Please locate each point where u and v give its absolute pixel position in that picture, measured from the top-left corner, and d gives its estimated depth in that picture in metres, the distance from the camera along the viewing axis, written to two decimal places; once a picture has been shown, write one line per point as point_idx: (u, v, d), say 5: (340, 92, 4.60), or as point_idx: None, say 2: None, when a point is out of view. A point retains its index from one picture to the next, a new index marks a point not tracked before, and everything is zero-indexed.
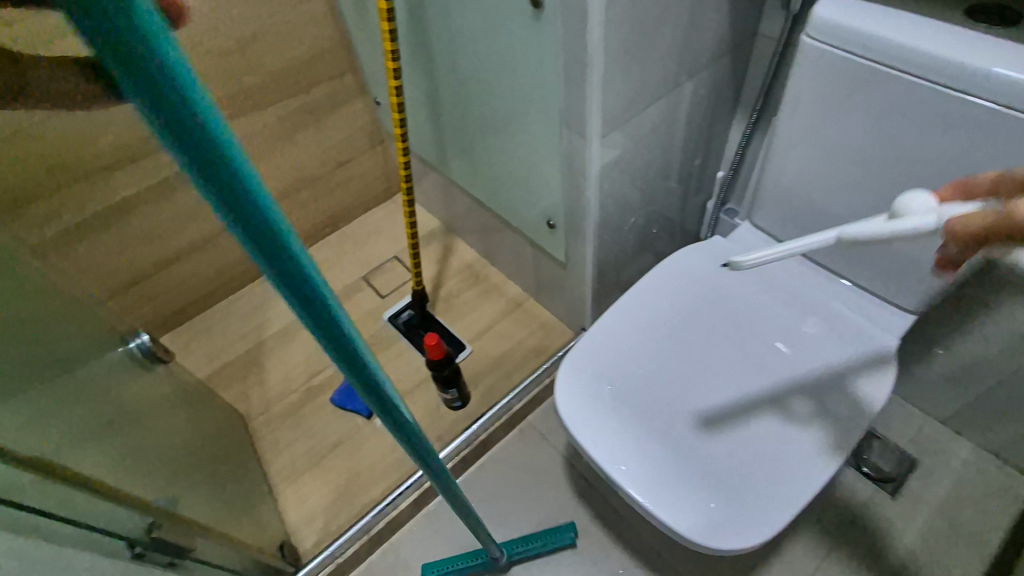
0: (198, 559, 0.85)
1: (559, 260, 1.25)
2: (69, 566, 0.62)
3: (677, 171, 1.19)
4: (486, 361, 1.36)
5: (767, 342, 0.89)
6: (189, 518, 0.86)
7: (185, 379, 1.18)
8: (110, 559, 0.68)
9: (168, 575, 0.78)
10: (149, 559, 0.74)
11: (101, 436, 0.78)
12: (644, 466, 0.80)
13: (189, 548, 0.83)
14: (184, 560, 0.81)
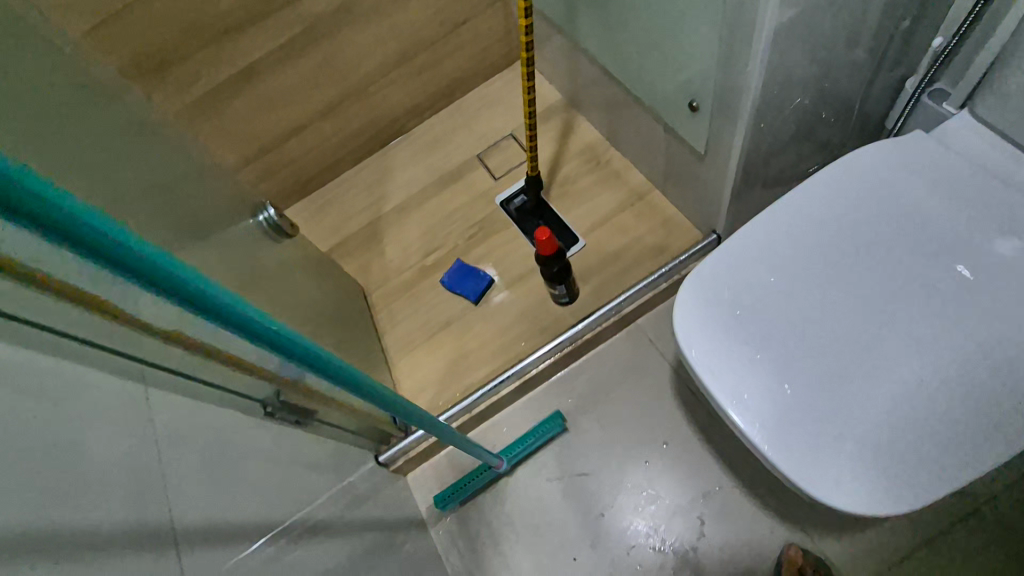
0: (323, 420, 0.94)
1: (696, 151, 1.08)
2: (210, 417, 0.71)
3: (875, 38, 0.91)
4: (600, 257, 1.28)
5: (956, 278, 0.72)
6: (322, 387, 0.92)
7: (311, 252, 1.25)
8: (246, 416, 0.77)
9: (294, 429, 0.88)
10: (278, 416, 0.83)
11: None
12: (768, 404, 0.71)
13: (317, 411, 0.91)
14: (310, 418, 0.91)
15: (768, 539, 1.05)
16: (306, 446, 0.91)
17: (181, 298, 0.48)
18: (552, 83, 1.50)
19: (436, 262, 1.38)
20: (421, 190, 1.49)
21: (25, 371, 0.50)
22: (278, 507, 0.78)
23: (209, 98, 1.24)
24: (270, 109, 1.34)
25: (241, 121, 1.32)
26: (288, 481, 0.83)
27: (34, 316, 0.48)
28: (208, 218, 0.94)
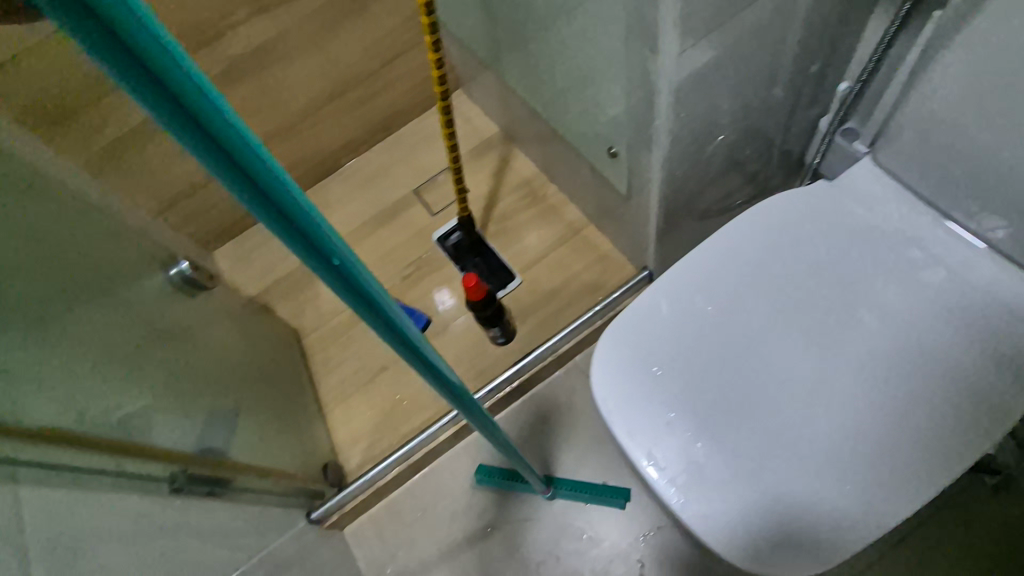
0: (239, 488, 0.93)
1: (622, 192, 1.08)
2: (110, 507, 0.67)
3: (784, 82, 0.92)
4: (537, 295, 1.27)
5: (856, 320, 0.72)
6: (228, 459, 0.93)
7: (231, 305, 1.21)
8: (150, 498, 0.74)
9: (209, 502, 0.84)
10: (188, 492, 0.80)
11: (130, 387, 0.80)
12: (683, 463, 0.70)
13: (228, 478, 0.90)
14: (224, 488, 0.88)
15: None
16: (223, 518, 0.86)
17: (287, 231, 0.34)
18: (489, 116, 1.49)
19: None
20: (358, 228, 1.46)
21: None
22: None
23: (120, 145, 1.14)
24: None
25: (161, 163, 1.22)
26: (204, 555, 0.81)
27: None
28: (102, 285, 0.89)
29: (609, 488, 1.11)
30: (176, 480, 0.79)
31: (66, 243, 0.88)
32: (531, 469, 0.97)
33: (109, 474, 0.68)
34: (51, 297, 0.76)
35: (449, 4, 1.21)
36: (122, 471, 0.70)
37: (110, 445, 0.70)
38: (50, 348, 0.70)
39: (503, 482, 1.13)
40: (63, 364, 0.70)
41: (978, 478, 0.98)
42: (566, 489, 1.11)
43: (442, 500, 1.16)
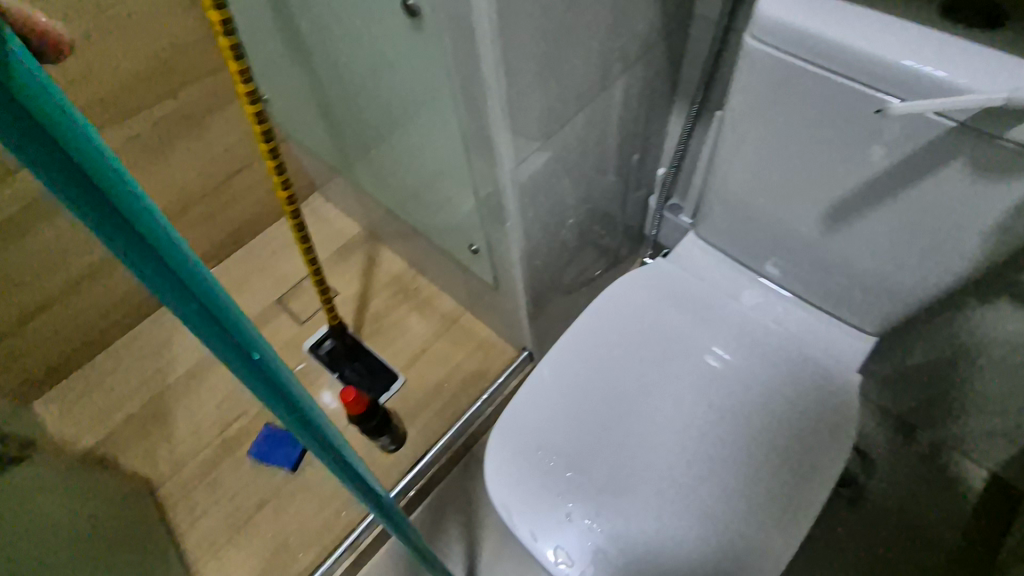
0: None
1: (489, 281, 1.12)
2: None
3: (612, 171, 1.04)
4: (423, 391, 1.24)
5: (708, 375, 0.80)
6: None
7: (58, 467, 1.02)
8: None
9: None
10: None
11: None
12: (588, 555, 0.70)
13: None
14: None
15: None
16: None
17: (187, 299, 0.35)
18: (350, 217, 1.49)
19: (240, 431, 1.22)
20: None
21: None
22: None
23: None
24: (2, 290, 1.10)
25: None
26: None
27: None
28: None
29: None
30: None
31: None
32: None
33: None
34: None
35: (293, 119, 1.22)
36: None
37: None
38: None
39: None
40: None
41: (837, 492, 1.08)
42: None
43: None
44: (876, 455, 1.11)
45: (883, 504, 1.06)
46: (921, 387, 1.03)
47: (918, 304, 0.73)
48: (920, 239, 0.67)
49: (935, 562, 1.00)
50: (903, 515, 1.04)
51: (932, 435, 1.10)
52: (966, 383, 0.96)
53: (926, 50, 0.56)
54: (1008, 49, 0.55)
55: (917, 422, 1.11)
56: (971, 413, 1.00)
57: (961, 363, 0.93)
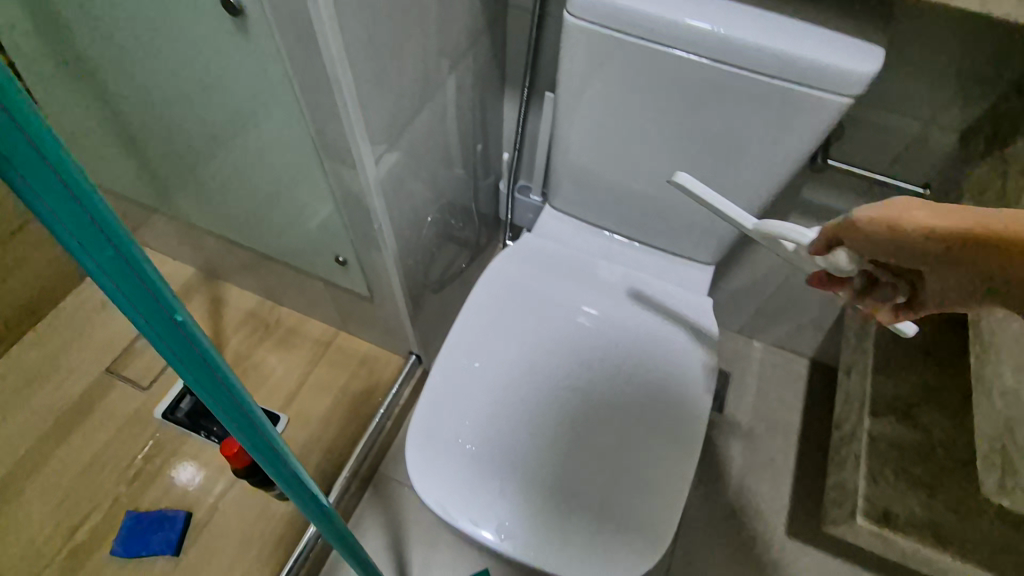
0: None
1: (361, 293, 1.08)
2: None
3: (461, 163, 1.07)
4: (312, 425, 1.15)
5: (591, 324, 0.86)
6: None
7: None
8: None
9: None
10: None
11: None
12: (530, 521, 0.72)
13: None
14: None
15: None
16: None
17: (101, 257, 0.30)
18: (179, 259, 1.32)
19: (93, 531, 1.02)
20: (32, 448, 1.09)
21: None
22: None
23: None
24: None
25: None
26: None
27: None
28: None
29: None
30: None
31: None
32: None
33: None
34: None
35: (86, 157, 1.04)
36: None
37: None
38: None
39: None
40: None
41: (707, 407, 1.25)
42: None
43: None
44: (729, 369, 1.30)
45: (745, 404, 1.25)
46: (748, 304, 1.24)
47: (740, 228, 0.88)
48: (732, 175, 0.80)
49: (788, 441, 1.21)
50: (759, 411, 1.24)
51: (765, 341, 1.32)
52: (779, 291, 1.17)
53: (711, 14, 0.67)
54: (764, 9, 0.69)
55: (751, 333, 1.32)
56: (787, 315, 1.22)
57: (773, 276, 1.14)
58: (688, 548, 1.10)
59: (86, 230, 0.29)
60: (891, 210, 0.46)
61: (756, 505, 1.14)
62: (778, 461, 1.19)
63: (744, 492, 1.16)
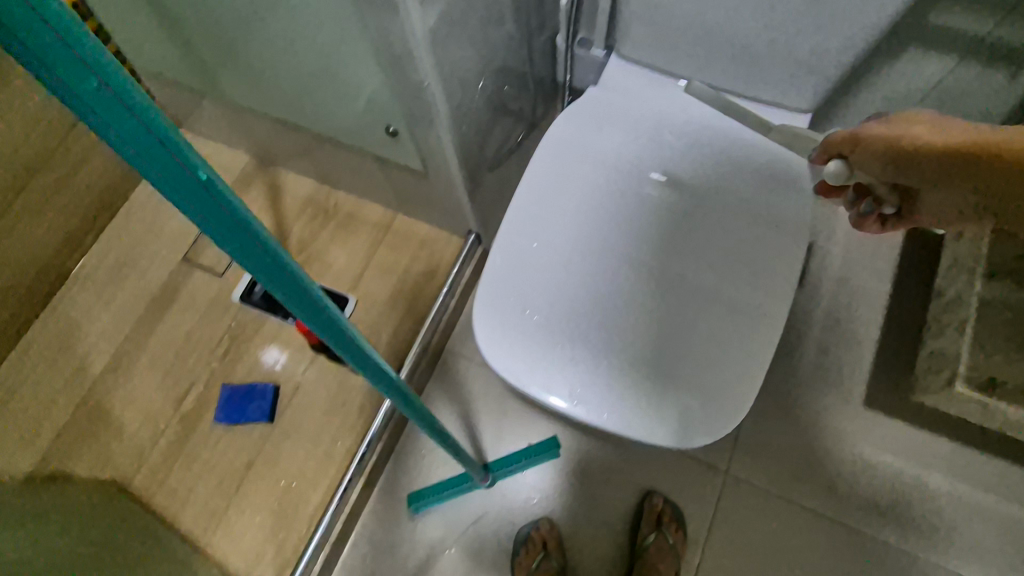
0: None
1: (416, 169, 1.03)
2: None
3: (513, 15, 0.95)
4: (380, 306, 1.18)
5: (664, 187, 0.79)
6: None
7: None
8: None
9: None
10: None
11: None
12: (604, 387, 0.71)
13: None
14: None
15: (640, 485, 1.08)
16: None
17: (93, 99, 0.27)
18: (233, 147, 1.30)
19: (196, 402, 1.12)
20: (133, 330, 1.18)
21: None
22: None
23: None
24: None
25: None
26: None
27: None
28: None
29: (536, 449, 1.09)
30: None
31: None
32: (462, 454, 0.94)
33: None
34: None
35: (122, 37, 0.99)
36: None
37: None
38: None
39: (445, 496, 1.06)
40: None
41: None
42: (501, 469, 1.07)
43: (383, 556, 1.05)
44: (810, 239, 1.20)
45: (829, 276, 1.17)
46: None
47: (846, 68, 0.74)
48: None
49: (871, 313, 1.14)
50: (840, 284, 1.16)
51: None
52: None
53: None
54: None
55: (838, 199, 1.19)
56: None
57: None
58: (757, 418, 1.10)
59: (60, 60, 0.25)
60: (896, 130, 0.65)
61: (830, 380, 1.11)
62: (858, 334, 1.13)
63: (818, 366, 1.12)
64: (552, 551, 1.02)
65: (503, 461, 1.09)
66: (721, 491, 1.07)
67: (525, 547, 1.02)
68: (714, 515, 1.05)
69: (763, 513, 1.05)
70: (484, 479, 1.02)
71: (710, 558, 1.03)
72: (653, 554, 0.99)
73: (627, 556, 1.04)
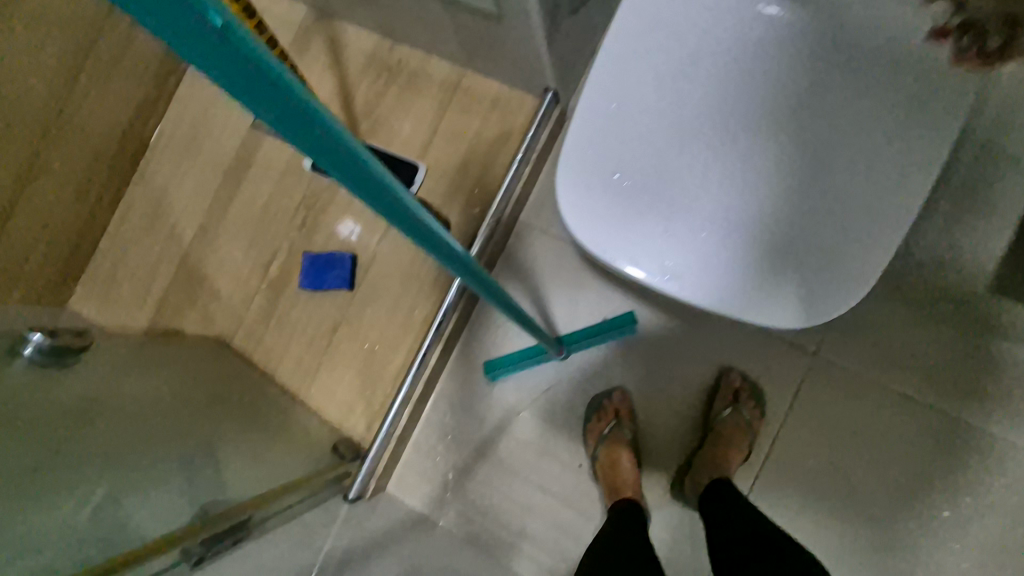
0: (265, 520, 0.89)
1: (487, 10, 0.88)
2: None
3: None
4: (450, 174, 1.13)
5: (787, 21, 0.63)
6: (242, 499, 0.87)
7: (120, 350, 1.02)
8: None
9: (240, 548, 0.81)
10: (214, 556, 0.77)
11: (70, 487, 0.70)
12: (700, 262, 0.65)
13: (246, 517, 0.85)
14: (248, 528, 0.85)
15: (718, 362, 1.05)
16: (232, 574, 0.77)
17: None
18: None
19: (282, 268, 1.16)
20: (214, 199, 1.20)
21: None
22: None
23: None
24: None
25: None
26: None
27: None
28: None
29: (612, 324, 1.07)
30: (195, 551, 0.76)
31: None
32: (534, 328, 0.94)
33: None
34: None
35: None
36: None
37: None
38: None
39: (520, 366, 1.09)
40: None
41: None
42: (576, 342, 1.08)
43: (462, 415, 1.12)
44: None
45: (971, 140, 0.99)
46: None
47: None
48: None
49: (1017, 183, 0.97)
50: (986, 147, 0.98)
51: None
52: None
53: None
54: None
55: None
56: None
57: None
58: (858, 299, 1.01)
59: None
60: None
61: (951, 259, 0.98)
62: (995, 207, 0.98)
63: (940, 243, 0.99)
64: (624, 419, 1.04)
65: (577, 334, 1.08)
66: (806, 373, 1.02)
67: (597, 414, 1.06)
68: (795, 395, 1.02)
69: (849, 396, 1.00)
70: (558, 353, 1.04)
71: (786, 435, 1.02)
72: (727, 429, 0.99)
73: (699, 428, 1.05)
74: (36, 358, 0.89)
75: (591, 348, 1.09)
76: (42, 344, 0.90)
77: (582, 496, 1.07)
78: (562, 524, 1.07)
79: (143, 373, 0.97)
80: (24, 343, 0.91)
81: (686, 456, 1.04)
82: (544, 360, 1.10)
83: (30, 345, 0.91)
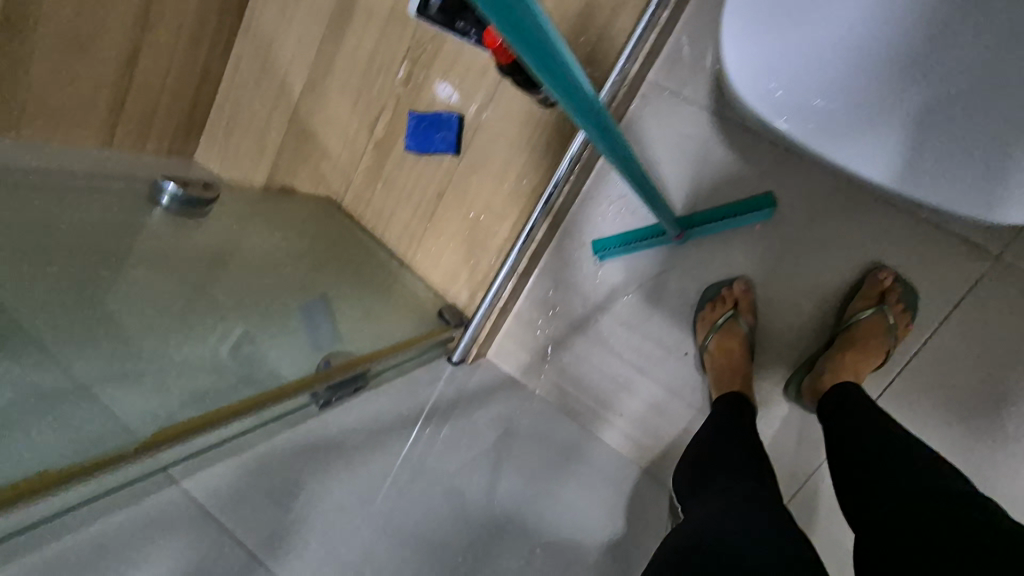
0: (380, 373, 0.97)
1: None
2: (279, 435, 0.79)
3: None
4: (571, 21, 0.97)
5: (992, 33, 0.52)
6: (359, 356, 0.96)
7: (240, 203, 1.09)
8: (306, 419, 0.83)
9: (361, 396, 0.91)
10: (337, 399, 0.88)
11: (217, 327, 0.88)
12: (883, 108, 0.56)
13: (363, 369, 0.94)
14: (368, 379, 0.94)
15: (867, 256, 0.91)
16: (350, 416, 0.87)
17: None
18: None
19: (387, 127, 1.12)
20: (321, 49, 1.15)
21: (172, 511, 0.66)
22: (376, 501, 0.77)
23: (22, 96, 0.93)
24: (67, 12, 0.92)
25: (78, 92, 0.99)
26: (367, 453, 0.82)
27: (108, 483, 0.64)
28: (115, 252, 0.86)
29: (746, 206, 0.95)
30: (320, 395, 0.87)
31: (69, 236, 0.82)
32: (654, 203, 0.84)
33: (255, 429, 0.78)
34: (83, 309, 0.76)
35: None
36: (245, 449, 0.75)
37: (237, 408, 0.77)
38: (144, 377, 0.75)
39: (632, 246, 1.02)
40: (115, 349, 0.75)
41: None
42: (700, 225, 0.97)
43: (565, 290, 1.09)
44: None
45: None
46: None
47: None
48: None
49: None
50: None
51: None
52: None
53: None
54: None
55: None
56: None
57: None
58: None
59: None
60: None
61: None
62: None
63: None
64: (743, 310, 0.96)
65: (700, 215, 0.97)
66: (982, 277, 0.86)
67: (713, 302, 0.98)
68: (959, 302, 0.87)
69: None
70: (677, 235, 0.95)
71: (938, 344, 0.89)
72: (864, 330, 0.88)
73: (828, 327, 0.95)
74: (174, 209, 0.99)
75: (718, 231, 0.98)
76: (178, 195, 0.99)
77: (685, 383, 1.03)
78: (660, 407, 1.05)
79: (278, 227, 1.10)
80: (160, 193, 0.98)
81: (807, 354, 0.96)
82: (661, 242, 1.01)
83: (166, 195, 0.99)
